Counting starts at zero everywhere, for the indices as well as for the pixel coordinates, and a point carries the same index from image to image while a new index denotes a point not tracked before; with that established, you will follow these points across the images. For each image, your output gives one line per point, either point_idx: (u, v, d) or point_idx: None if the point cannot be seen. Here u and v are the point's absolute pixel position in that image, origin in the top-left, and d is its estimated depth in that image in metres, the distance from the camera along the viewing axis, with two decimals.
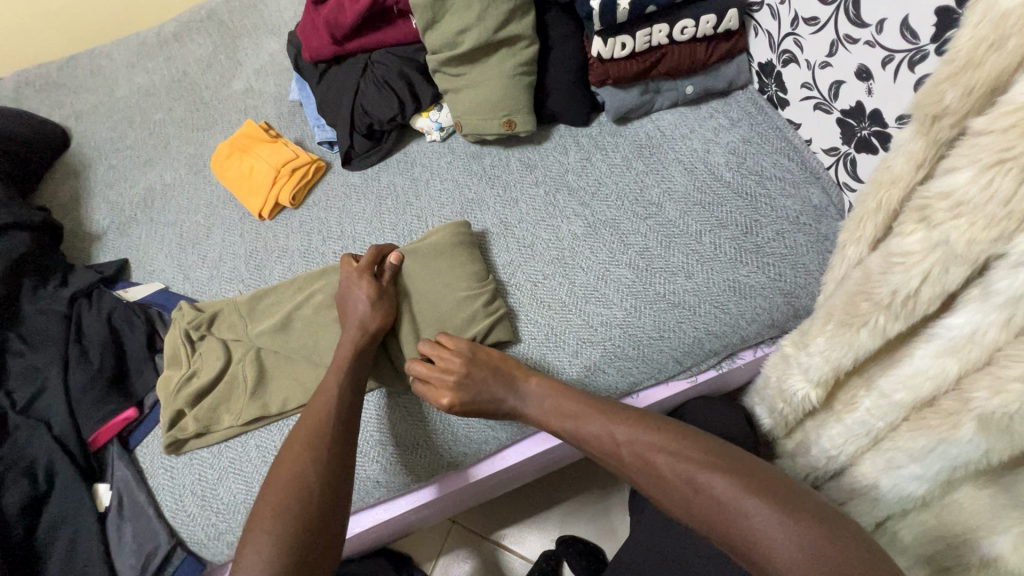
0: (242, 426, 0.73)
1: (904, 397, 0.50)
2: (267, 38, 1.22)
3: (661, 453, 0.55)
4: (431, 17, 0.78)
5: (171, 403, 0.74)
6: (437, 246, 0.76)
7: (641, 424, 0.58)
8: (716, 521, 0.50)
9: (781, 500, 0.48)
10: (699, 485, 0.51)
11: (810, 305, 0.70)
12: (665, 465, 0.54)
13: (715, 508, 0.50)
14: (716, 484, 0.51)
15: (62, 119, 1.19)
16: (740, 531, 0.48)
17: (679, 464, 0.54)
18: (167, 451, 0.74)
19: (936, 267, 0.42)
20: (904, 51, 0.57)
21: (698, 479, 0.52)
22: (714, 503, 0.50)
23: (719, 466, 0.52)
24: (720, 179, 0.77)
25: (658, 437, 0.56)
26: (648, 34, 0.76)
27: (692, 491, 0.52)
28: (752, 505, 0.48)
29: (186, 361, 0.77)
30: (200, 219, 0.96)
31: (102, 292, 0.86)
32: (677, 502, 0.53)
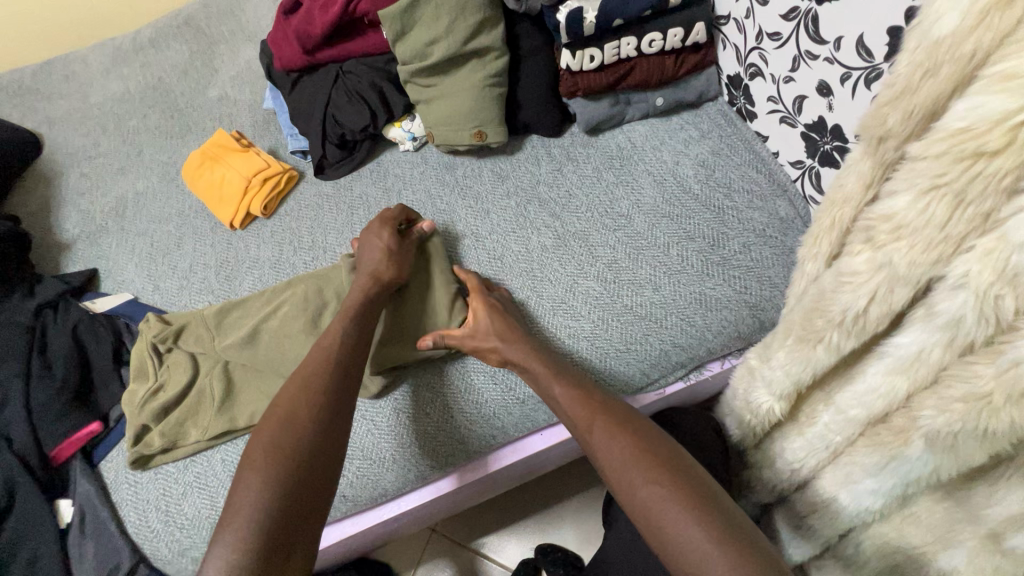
0: (209, 440, 0.73)
1: (859, 412, 0.50)
2: (244, 45, 1.21)
3: (621, 450, 0.55)
4: (400, 29, 0.78)
5: (136, 417, 0.73)
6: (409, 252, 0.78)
7: (614, 415, 0.59)
8: (644, 514, 0.51)
9: (728, 530, 0.48)
10: (648, 488, 0.52)
11: (775, 318, 0.71)
12: (621, 461, 0.55)
13: (658, 517, 0.50)
14: (665, 498, 0.51)
15: (35, 125, 1.18)
16: (677, 548, 0.48)
17: (637, 464, 0.54)
18: (131, 467, 0.73)
19: (883, 287, 0.42)
20: (861, 69, 0.57)
21: (648, 488, 0.52)
22: (658, 512, 0.50)
23: (675, 482, 0.52)
24: (688, 191, 0.78)
25: (623, 434, 0.57)
26: (616, 47, 0.76)
27: (639, 495, 0.52)
28: (695, 528, 0.48)
29: (152, 374, 0.76)
30: (172, 229, 0.95)
31: (69, 303, 0.85)
32: (626, 500, 0.54)
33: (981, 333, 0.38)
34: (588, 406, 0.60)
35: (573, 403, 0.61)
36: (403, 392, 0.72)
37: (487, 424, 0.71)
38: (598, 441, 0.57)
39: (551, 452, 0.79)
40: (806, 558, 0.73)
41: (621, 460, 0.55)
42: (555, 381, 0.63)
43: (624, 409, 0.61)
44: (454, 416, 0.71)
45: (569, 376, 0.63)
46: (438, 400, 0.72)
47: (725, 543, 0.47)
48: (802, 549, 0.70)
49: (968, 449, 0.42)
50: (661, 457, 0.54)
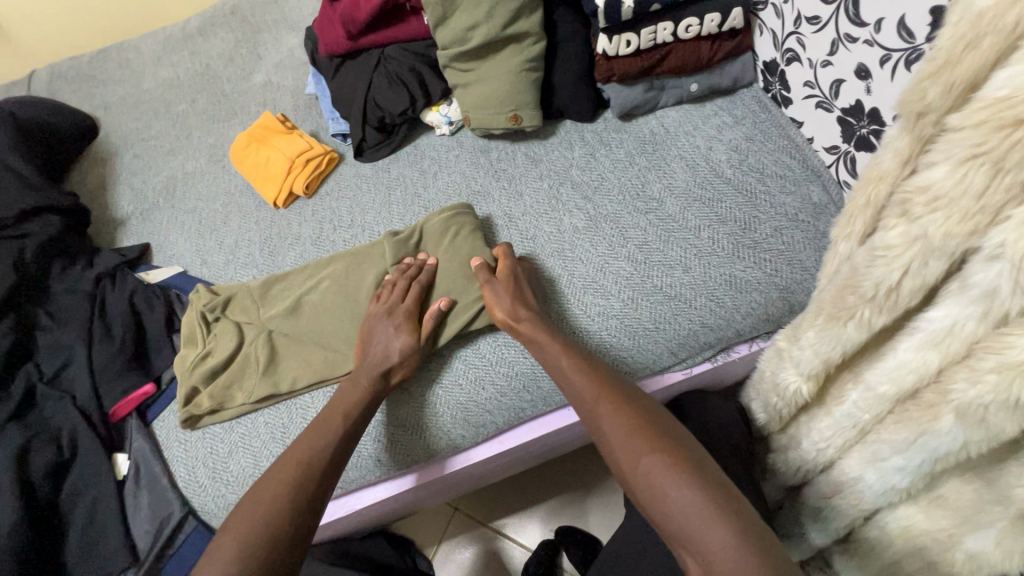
0: (254, 403, 0.77)
1: (888, 389, 0.51)
2: (287, 33, 1.26)
3: (624, 423, 0.58)
4: (441, 14, 0.81)
5: (187, 380, 0.78)
6: (442, 228, 0.81)
7: (620, 393, 0.61)
8: (643, 480, 0.53)
9: (726, 500, 0.49)
10: (649, 459, 0.54)
11: (805, 301, 0.71)
12: (624, 434, 0.57)
13: (659, 486, 0.52)
14: (664, 467, 0.53)
15: (92, 109, 1.25)
16: (678, 516, 0.49)
17: (638, 438, 0.56)
18: (183, 426, 0.77)
19: (916, 260, 0.43)
20: (902, 50, 0.57)
21: (647, 457, 0.54)
22: (660, 481, 0.52)
23: (677, 454, 0.53)
24: (721, 176, 0.78)
25: (628, 409, 0.59)
26: (653, 32, 0.77)
27: (641, 465, 0.54)
28: (694, 495, 0.50)
29: (202, 340, 0.81)
30: (219, 207, 1.00)
31: (125, 274, 0.90)
32: (628, 472, 0.55)
33: (1016, 303, 0.38)
34: (597, 383, 0.62)
35: (581, 380, 0.64)
36: (438, 364, 0.76)
37: (517, 396, 0.73)
38: (605, 414, 0.60)
39: (579, 428, 0.80)
40: (829, 543, 0.73)
41: (624, 433, 0.57)
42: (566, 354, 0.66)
43: (631, 389, 0.63)
44: (485, 387, 0.73)
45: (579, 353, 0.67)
46: (469, 373, 0.74)
47: (721, 513, 0.48)
48: (826, 532, 0.70)
49: (999, 421, 0.42)
50: (662, 431, 0.56)
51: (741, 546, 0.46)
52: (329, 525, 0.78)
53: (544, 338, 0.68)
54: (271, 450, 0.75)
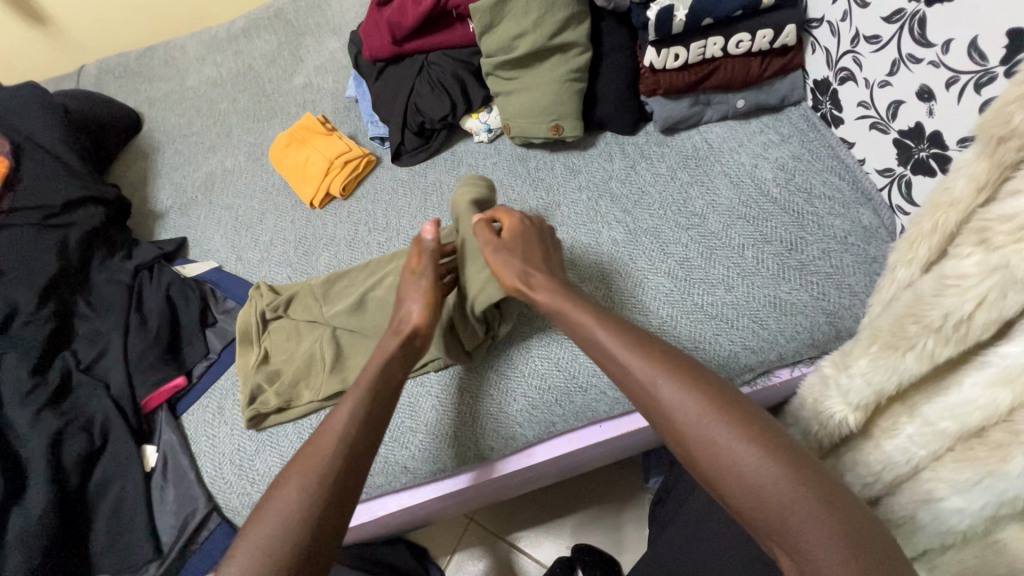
0: (322, 400, 0.75)
1: (950, 426, 0.49)
2: (329, 37, 1.27)
3: (678, 386, 0.48)
4: (488, 22, 0.81)
5: (251, 379, 0.78)
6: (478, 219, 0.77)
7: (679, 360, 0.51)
8: (727, 472, 0.43)
9: (807, 467, 0.42)
10: (715, 424, 0.45)
11: (853, 328, 0.69)
12: (680, 397, 0.48)
13: (729, 459, 0.43)
14: (748, 448, 0.43)
15: (137, 104, 1.28)
16: (770, 508, 0.41)
17: (715, 412, 0.46)
18: (248, 425, 0.76)
19: (994, 292, 0.41)
20: (971, 73, 0.55)
21: (729, 438, 0.44)
22: (727, 450, 0.44)
23: (760, 431, 0.44)
24: (766, 195, 0.77)
25: (690, 379, 0.49)
26: (702, 47, 0.76)
27: (705, 432, 0.45)
28: (768, 463, 0.42)
29: (257, 339, 0.82)
30: (256, 205, 1.01)
31: (163, 267, 0.91)
32: (702, 460, 0.45)
33: None
34: (637, 346, 0.53)
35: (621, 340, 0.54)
36: (474, 374, 0.75)
37: (548, 409, 0.72)
38: (662, 386, 0.49)
39: (611, 445, 0.78)
40: None
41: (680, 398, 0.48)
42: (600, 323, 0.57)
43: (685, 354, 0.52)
44: (516, 399, 0.72)
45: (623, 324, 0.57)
46: (504, 382, 0.74)
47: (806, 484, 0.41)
48: None
49: None
50: (723, 392, 0.47)
51: (844, 540, 0.39)
52: (351, 530, 0.77)
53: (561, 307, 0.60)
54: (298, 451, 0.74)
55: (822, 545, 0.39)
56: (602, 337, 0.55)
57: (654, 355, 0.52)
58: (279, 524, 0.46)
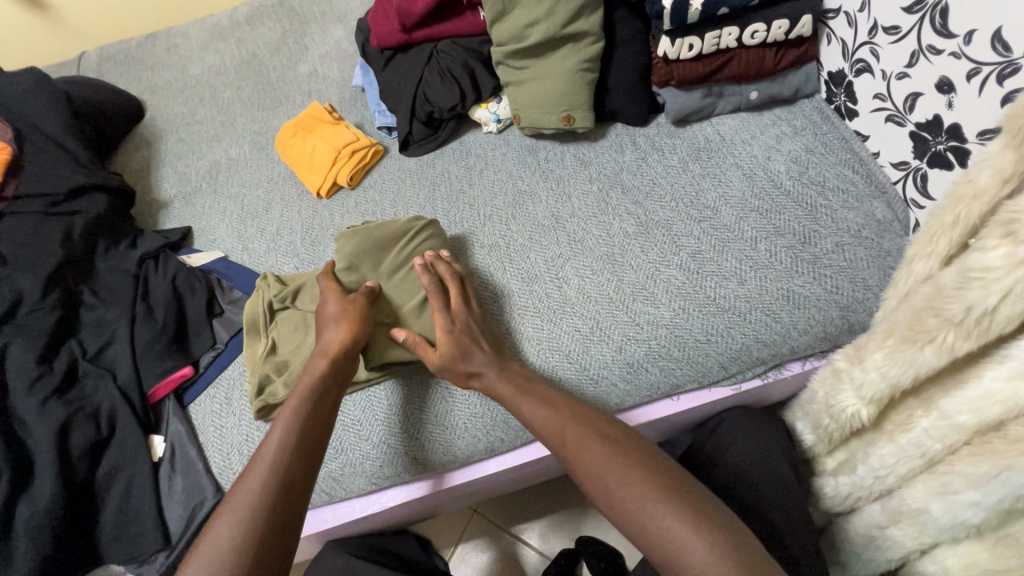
0: None
1: (968, 419, 0.49)
2: (334, 25, 1.26)
3: (605, 455, 0.56)
4: (500, 9, 0.80)
5: (259, 369, 0.77)
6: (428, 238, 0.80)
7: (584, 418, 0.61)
8: (624, 511, 0.52)
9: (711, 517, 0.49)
10: (638, 484, 0.53)
11: (866, 321, 0.69)
12: (601, 463, 0.55)
13: (647, 513, 0.51)
14: (636, 488, 0.52)
15: (139, 92, 1.26)
16: (658, 536, 0.49)
17: (610, 462, 0.55)
18: (257, 417, 0.75)
19: (1020, 285, 0.41)
20: (994, 64, 0.55)
21: (623, 481, 0.53)
22: (647, 507, 0.51)
23: (646, 471, 0.54)
24: (780, 187, 0.76)
25: (594, 434, 0.59)
26: (717, 37, 0.76)
27: (604, 481, 0.54)
28: (654, 499, 0.51)
29: (265, 330, 0.81)
30: (261, 194, 1.00)
31: (168, 256, 0.91)
32: (606, 502, 0.54)
33: None
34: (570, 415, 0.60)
35: (560, 413, 0.61)
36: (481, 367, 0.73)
37: None
38: (571, 441, 0.59)
39: None
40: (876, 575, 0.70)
41: (609, 464, 0.55)
42: (527, 395, 0.64)
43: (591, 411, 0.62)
44: None
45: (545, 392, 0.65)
46: None
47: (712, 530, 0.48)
48: (873, 563, 0.67)
49: None
50: (640, 454, 0.56)
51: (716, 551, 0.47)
52: (360, 521, 0.77)
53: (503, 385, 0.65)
54: None
55: (700, 557, 0.47)
56: (524, 399, 0.64)
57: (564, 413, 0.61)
58: (235, 521, 0.53)
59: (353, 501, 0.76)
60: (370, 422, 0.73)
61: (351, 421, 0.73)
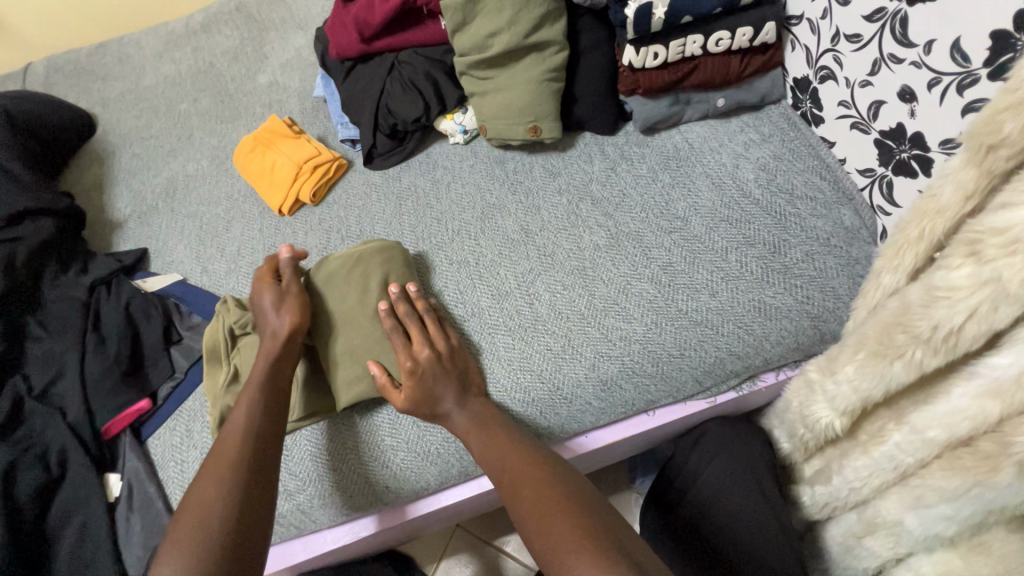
0: (296, 422, 0.71)
1: (939, 434, 0.48)
2: (294, 32, 1.22)
3: (536, 494, 0.54)
4: (461, 19, 0.77)
5: (219, 401, 0.73)
6: (384, 260, 0.75)
7: (530, 456, 0.59)
8: (547, 552, 0.50)
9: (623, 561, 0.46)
10: (558, 524, 0.51)
11: (837, 330, 0.69)
12: (532, 501, 0.54)
13: (562, 554, 0.48)
14: (560, 529, 0.50)
15: (89, 105, 1.20)
16: None
17: (543, 501, 0.53)
18: None
19: (985, 304, 0.41)
20: (954, 74, 0.55)
21: (548, 523, 0.51)
22: (562, 551, 0.49)
23: (574, 513, 0.51)
24: (749, 196, 0.75)
25: (534, 470, 0.57)
26: (682, 45, 0.74)
27: (533, 519, 0.52)
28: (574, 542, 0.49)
29: (225, 358, 0.76)
30: (221, 212, 0.96)
31: (121, 281, 0.86)
32: (533, 541, 0.52)
33: None
34: (510, 449, 0.60)
35: (500, 448, 0.60)
36: None
37: (536, 421, 0.69)
38: (512, 478, 0.57)
39: (598, 456, 0.77)
40: None
41: (535, 503, 0.54)
42: (481, 437, 0.62)
43: (543, 450, 0.61)
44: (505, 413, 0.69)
45: (497, 430, 0.62)
46: None
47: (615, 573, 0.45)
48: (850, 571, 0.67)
49: None
50: (573, 495, 0.54)
51: None
52: (335, 552, 0.74)
53: (459, 422, 0.64)
54: None
55: None
56: (472, 433, 0.63)
57: (509, 451, 0.60)
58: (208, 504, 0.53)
59: (321, 534, 0.73)
60: (324, 454, 0.70)
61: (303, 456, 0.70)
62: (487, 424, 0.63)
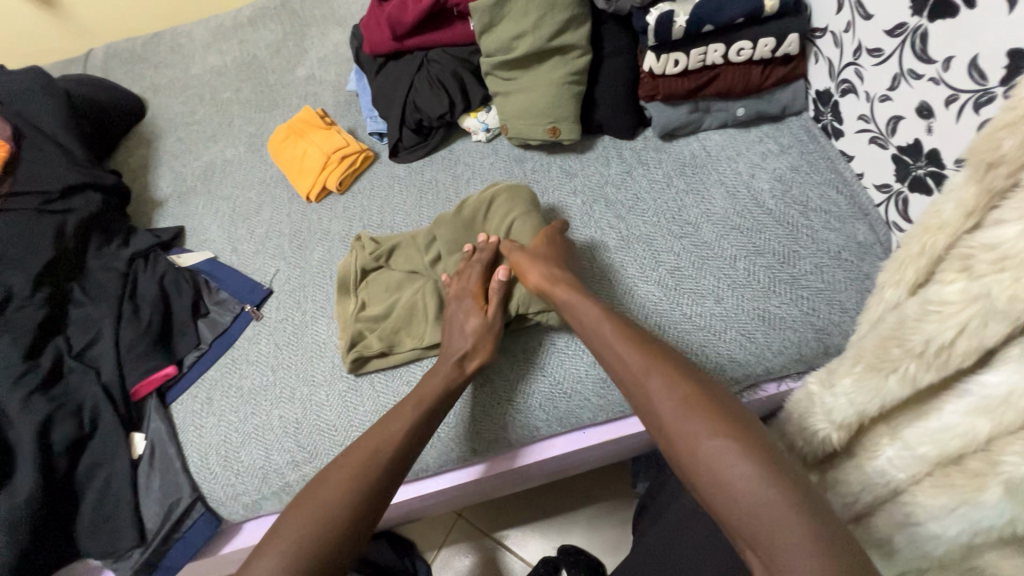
0: (420, 349, 0.76)
1: (929, 451, 0.48)
2: (334, 28, 1.27)
3: (683, 406, 0.52)
4: (488, 21, 0.81)
5: (351, 326, 0.78)
6: (511, 199, 0.81)
7: (675, 368, 0.56)
8: (707, 465, 0.48)
9: (786, 470, 0.46)
10: (718, 439, 0.49)
11: (842, 344, 0.68)
12: (682, 414, 0.52)
13: (725, 467, 0.47)
14: (727, 444, 0.48)
15: (142, 91, 1.28)
16: (738, 498, 0.46)
17: (705, 411, 0.51)
18: (349, 369, 0.76)
19: (975, 320, 0.41)
20: (970, 92, 0.54)
21: (710, 440, 0.49)
22: (727, 464, 0.47)
23: (737, 428, 0.49)
24: (762, 206, 0.76)
25: (680, 382, 0.54)
26: (703, 53, 0.75)
27: (685, 428, 0.51)
28: (746, 466, 0.46)
29: (354, 289, 0.82)
30: (254, 196, 1.02)
31: (158, 256, 0.92)
32: (683, 453, 0.50)
33: None
34: (646, 355, 0.58)
35: (651, 359, 0.58)
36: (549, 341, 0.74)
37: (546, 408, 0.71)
38: (653, 388, 0.55)
39: (589, 456, 0.78)
40: None
41: (688, 414, 0.51)
42: (628, 347, 0.60)
43: (684, 364, 0.58)
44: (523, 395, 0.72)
45: (639, 340, 0.60)
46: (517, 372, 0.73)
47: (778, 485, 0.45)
48: None
49: None
50: (729, 411, 0.51)
51: (808, 533, 0.42)
52: None
53: (584, 319, 0.65)
54: (282, 445, 0.75)
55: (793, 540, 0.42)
56: (606, 336, 0.62)
57: (648, 363, 0.57)
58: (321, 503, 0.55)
59: None
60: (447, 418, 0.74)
61: (401, 394, 0.75)
62: (617, 330, 0.62)
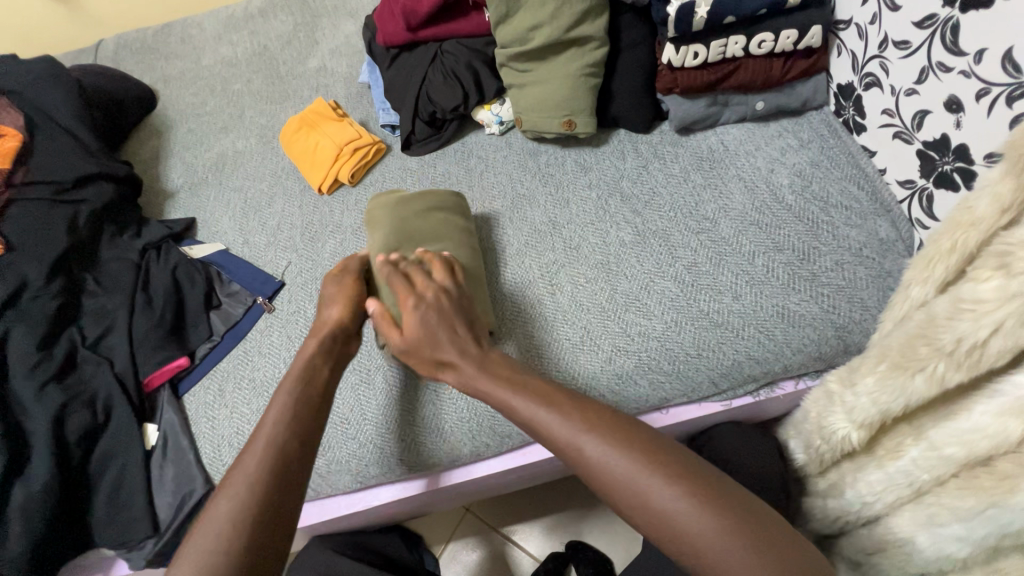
0: None
1: (956, 452, 0.48)
2: (345, 19, 1.26)
3: (630, 464, 0.47)
4: (504, 11, 0.79)
5: None
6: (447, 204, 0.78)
7: (613, 420, 0.50)
8: (668, 531, 0.44)
9: (751, 514, 0.44)
10: (677, 499, 0.44)
11: (862, 342, 0.67)
12: (630, 471, 0.47)
13: (686, 531, 0.44)
14: (682, 504, 0.44)
15: (152, 82, 1.28)
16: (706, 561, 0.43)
17: (652, 467, 0.46)
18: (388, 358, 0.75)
19: (1010, 319, 0.40)
20: (1003, 85, 0.53)
21: (667, 497, 0.45)
22: (691, 529, 0.43)
23: (695, 478, 0.46)
24: (781, 201, 0.75)
25: (619, 438, 0.49)
26: (723, 45, 0.74)
27: (637, 487, 0.46)
28: (707, 519, 0.43)
29: None
30: (265, 187, 1.01)
31: (170, 247, 0.92)
32: (640, 514, 0.46)
33: None
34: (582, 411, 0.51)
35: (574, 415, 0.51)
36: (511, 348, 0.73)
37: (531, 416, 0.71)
38: (592, 449, 0.49)
39: None
40: None
41: (641, 473, 0.46)
42: (536, 402, 0.53)
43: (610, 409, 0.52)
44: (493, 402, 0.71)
45: (553, 393, 0.53)
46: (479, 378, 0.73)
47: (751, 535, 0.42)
48: None
49: None
50: (676, 462, 0.47)
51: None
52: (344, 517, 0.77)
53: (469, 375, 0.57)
54: None
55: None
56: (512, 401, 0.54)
57: (582, 414, 0.51)
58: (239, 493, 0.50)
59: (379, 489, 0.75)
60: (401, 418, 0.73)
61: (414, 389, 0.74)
62: (530, 386, 0.55)
